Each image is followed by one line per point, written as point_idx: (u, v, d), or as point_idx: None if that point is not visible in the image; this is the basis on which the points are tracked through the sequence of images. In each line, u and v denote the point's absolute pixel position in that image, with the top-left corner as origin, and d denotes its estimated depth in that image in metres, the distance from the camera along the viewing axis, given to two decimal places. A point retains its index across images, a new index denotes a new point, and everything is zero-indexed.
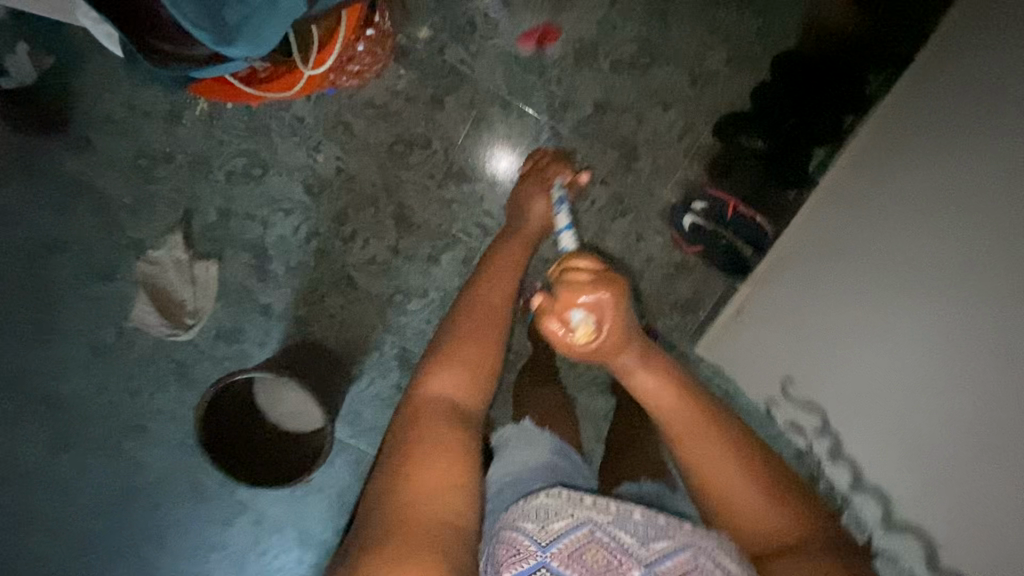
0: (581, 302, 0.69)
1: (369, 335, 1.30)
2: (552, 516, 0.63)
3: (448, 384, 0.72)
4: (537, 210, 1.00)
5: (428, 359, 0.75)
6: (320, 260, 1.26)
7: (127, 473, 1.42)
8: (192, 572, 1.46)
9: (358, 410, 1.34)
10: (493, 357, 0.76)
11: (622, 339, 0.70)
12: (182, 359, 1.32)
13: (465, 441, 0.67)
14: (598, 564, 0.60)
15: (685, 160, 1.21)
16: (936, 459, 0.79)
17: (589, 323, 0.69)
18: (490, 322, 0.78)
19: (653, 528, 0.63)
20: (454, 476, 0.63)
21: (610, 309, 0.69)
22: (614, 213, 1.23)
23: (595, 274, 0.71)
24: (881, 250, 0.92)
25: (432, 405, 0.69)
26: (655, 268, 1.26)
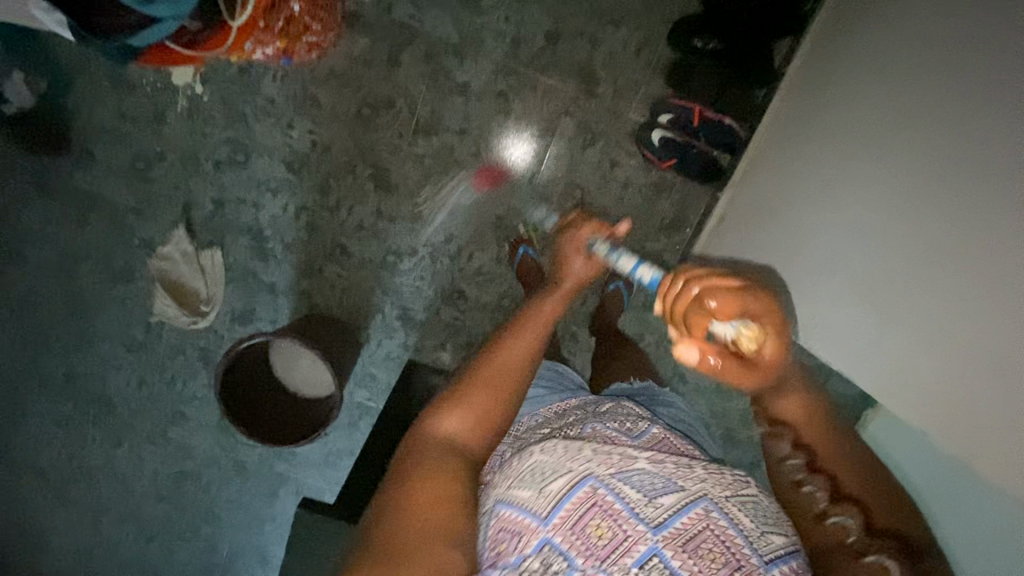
0: (736, 317, 0.58)
1: (370, 298, 1.37)
2: (550, 478, 0.62)
3: (451, 430, 0.65)
4: (575, 266, 0.86)
5: (438, 400, 0.69)
6: (312, 233, 1.33)
7: (177, 458, 1.54)
8: (250, 540, 1.59)
9: (372, 372, 1.42)
10: (506, 409, 0.69)
11: (787, 355, 0.60)
12: (206, 345, 1.43)
13: (458, 490, 0.60)
14: (601, 531, 0.58)
15: (644, 77, 1.21)
16: (921, 329, 0.75)
17: (748, 339, 0.58)
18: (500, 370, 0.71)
19: (658, 481, 0.62)
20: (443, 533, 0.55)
21: (779, 335, 0.59)
22: (583, 142, 1.25)
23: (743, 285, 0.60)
24: (856, 133, 0.88)
25: (431, 451, 0.63)
26: (634, 191, 1.26)
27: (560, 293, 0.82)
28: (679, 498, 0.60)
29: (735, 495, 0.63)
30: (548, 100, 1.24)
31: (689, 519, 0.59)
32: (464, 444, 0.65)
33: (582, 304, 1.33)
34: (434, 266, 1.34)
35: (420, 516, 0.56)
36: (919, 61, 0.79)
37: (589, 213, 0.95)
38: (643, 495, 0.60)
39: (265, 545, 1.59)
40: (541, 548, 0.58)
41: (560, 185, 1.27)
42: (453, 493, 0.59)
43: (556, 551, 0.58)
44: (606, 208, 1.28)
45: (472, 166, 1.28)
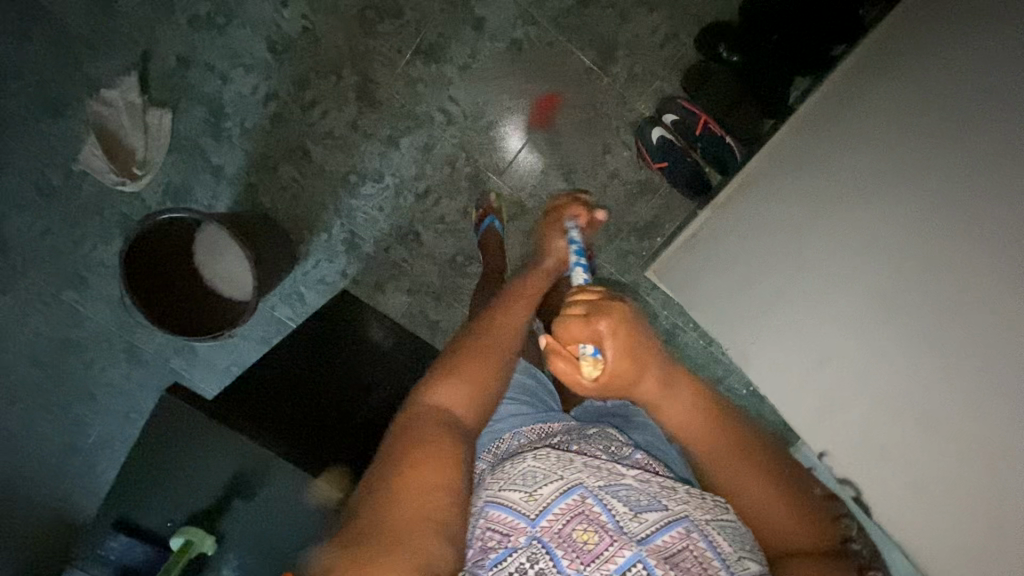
0: (586, 336, 0.61)
1: (320, 213, 1.28)
2: (541, 482, 0.62)
3: (445, 399, 0.66)
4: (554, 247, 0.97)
5: (434, 367, 0.70)
6: (277, 125, 1.23)
7: (63, 324, 1.41)
8: (122, 433, 1.47)
9: (302, 292, 1.34)
10: (496, 378, 0.71)
11: (632, 364, 0.63)
12: (128, 212, 1.30)
13: (451, 446, 0.61)
14: (587, 536, 0.58)
15: (662, 71, 1.17)
16: (898, 451, 0.84)
17: (596, 355, 0.62)
18: (487, 348, 0.73)
19: (645, 498, 0.62)
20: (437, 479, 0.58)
21: (612, 336, 0.61)
22: (583, 118, 1.20)
23: (591, 305, 0.63)
24: (869, 314, 0.85)
25: (420, 417, 0.64)
26: (618, 184, 1.22)
27: (538, 275, 0.90)
28: (664, 514, 0.60)
29: (716, 518, 0.63)
30: (560, 63, 1.18)
31: (672, 536, 0.59)
32: (456, 416, 0.66)
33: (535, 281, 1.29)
34: (396, 200, 1.27)
35: (411, 466, 0.58)
36: (937, 217, 0.78)
37: (574, 201, 1.08)
38: (631, 509, 0.60)
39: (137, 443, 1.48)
40: (525, 548, 0.58)
41: (547, 155, 1.22)
42: (443, 453, 0.60)
43: (542, 553, 0.58)
44: (586, 193, 1.23)
45: (464, 106, 1.20)
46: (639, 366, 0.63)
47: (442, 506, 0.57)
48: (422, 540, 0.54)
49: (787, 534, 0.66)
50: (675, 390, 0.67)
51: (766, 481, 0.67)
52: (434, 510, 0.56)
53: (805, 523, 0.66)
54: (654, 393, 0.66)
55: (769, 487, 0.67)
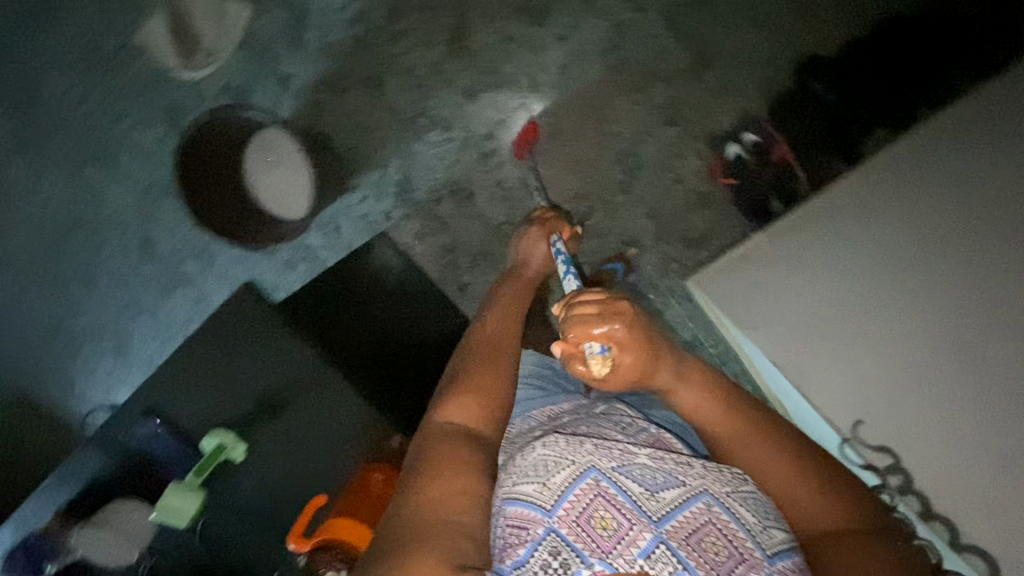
0: (598, 330, 0.63)
1: (378, 150, 1.25)
2: (552, 470, 0.64)
3: (455, 415, 0.67)
4: (539, 254, 0.97)
5: (444, 389, 0.71)
6: (357, 49, 1.19)
7: (79, 201, 1.33)
8: (115, 323, 1.43)
9: (338, 224, 1.30)
10: (505, 389, 0.71)
11: (646, 362, 0.65)
12: (179, 101, 1.26)
13: (467, 459, 0.62)
14: (605, 522, 0.60)
15: (754, 91, 1.17)
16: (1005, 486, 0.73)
17: (608, 350, 0.63)
18: (492, 358, 0.73)
19: (661, 476, 0.64)
20: (459, 492, 0.59)
21: (630, 331, 0.63)
22: (664, 118, 1.20)
23: (602, 303, 0.65)
24: (957, 354, 0.79)
25: (437, 435, 0.65)
26: (679, 191, 1.24)
27: (521, 285, 0.91)
28: (680, 493, 0.63)
29: (736, 491, 0.64)
30: (656, 58, 1.17)
31: (691, 513, 0.61)
32: (474, 428, 0.66)
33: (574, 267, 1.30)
34: (459, 154, 1.25)
35: (428, 481, 0.59)
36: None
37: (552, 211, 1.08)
38: (647, 490, 0.62)
39: (129, 337, 1.44)
40: (547, 535, 0.60)
41: (619, 144, 1.23)
42: (461, 463, 0.61)
43: (564, 543, 0.59)
44: (647, 191, 1.25)
45: (550, 77, 1.19)
46: (651, 359, 0.65)
47: (468, 506, 0.58)
48: (443, 544, 0.54)
49: (831, 524, 0.61)
50: (687, 371, 0.69)
51: (795, 470, 0.64)
52: (463, 516, 0.57)
53: (837, 501, 0.62)
54: (670, 382, 0.68)
55: (792, 456, 0.65)
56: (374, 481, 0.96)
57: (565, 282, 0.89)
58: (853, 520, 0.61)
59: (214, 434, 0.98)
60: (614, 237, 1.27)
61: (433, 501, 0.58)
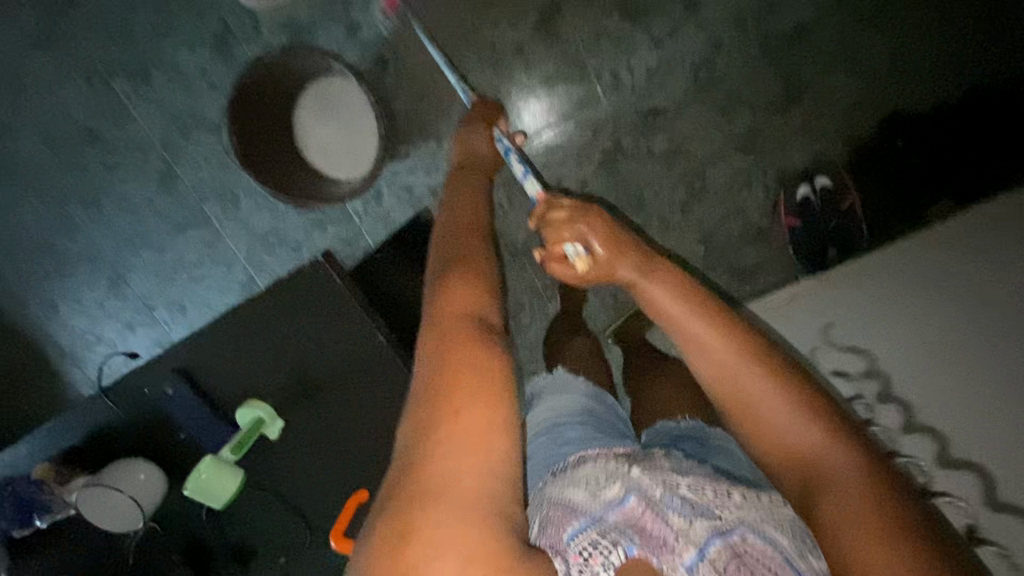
0: (570, 234, 0.63)
1: (438, 122, 1.18)
2: (604, 484, 0.53)
3: (453, 308, 0.53)
4: (486, 149, 0.81)
5: (428, 287, 0.56)
6: (438, 12, 1.12)
7: (101, 115, 1.23)
8: (114, 254, 1.32)
9: (379, 193, 1.23)
10: (492, 278, 0.58)
11: (610, 255, 0.63)
12: (231, 28, 1.15)
13: (487, 369, 0.48)
14: (649, 534, 0.50)
15: (834, 137, 1.15)
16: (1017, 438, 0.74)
17: (585, 251, 0.62)
18: (474, 252, 0.60)
19: (697, 502, 0.52)
20: (488, 428, 0.45)
21: (595, 228, 0.63)
22: (739, 145, 1.17)
23: (575, 206, 0.64)
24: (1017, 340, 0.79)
25: (442, 333, 0.51)
26: (737, 222, 1.21)
27: (471, 174, 0.77)
28: (715, 522, 0.50)
29: (775, 517, 0.52)
30: (744, 83, 1.14)
31: (726, 543, 0.48)
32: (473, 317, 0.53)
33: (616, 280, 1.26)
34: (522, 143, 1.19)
35: (442, 417, 0.45)
36: None
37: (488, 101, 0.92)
38: (688, 514, 0.51)
39: (126, 271, 1.33)
40: (586, 541, 0.49)
41: (689, 164, 1.18)
42: (472, 373, 0.48)
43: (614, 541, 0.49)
44: (705, 216, 1.22)
45: (634, 81, 1.14)
46: (615, 253, 0.63)
47: (485, 446, 0.45)
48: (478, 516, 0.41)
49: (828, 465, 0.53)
50: (650, 266, 0.63)
51: (790, 404, 0.56)
52: (485, 450, 0.45)
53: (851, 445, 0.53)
54: (636, 278, 0.63)
55: (790, 392, 0.56)
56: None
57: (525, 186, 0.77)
58: (830, 462, 0.53)
59: (259, 406, 0.83)
60: None
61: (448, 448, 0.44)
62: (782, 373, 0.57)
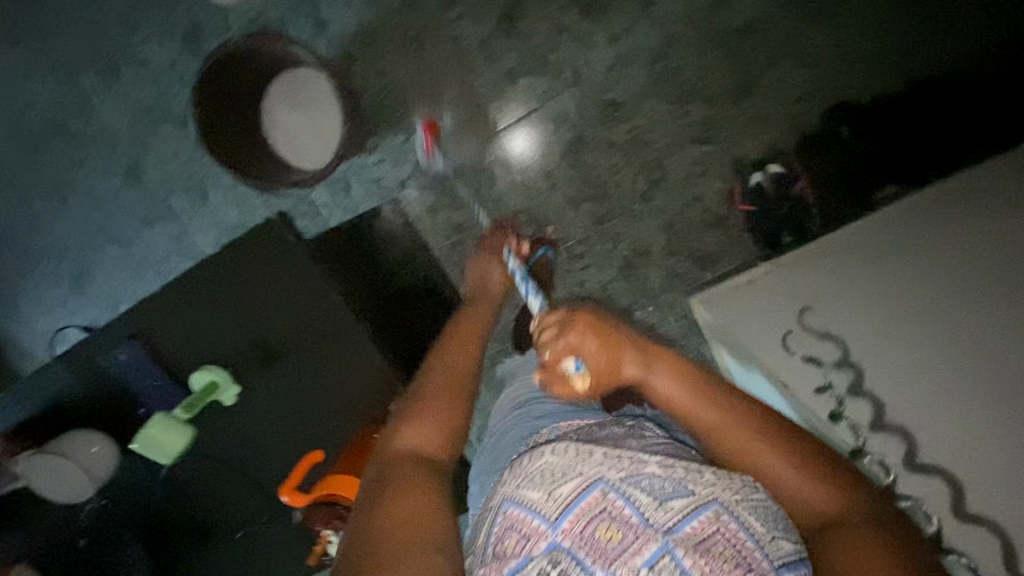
0: (567, 355, 0.66)
1: (405, 113, 1.21)
2: (560, 481, 0.60)
3: (417, 439, 0.65)
4: (490, 275, 0.90)
5: (398, 411, 0.69)
6: (404, 9, 1.18)
7: (72, 109, 1.25)
8: (79, 249, 1.30)
9: (349, 183, 1.26)
10: (461, 413, 0.68)
11: (608, 360, 0.65)
12: (203, 24, 1.19)
13: (424, 483, 0.60)
14: (611, 533, 0.57)
15: (784, 126, 1.21)
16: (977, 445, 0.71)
17: (582, 369, 0.65)
18: (444, 387, 0.69)
19: (668, 483, 0.59)
20: (420, 511, 0.57)
21: (582, 336, 0.65)
22: (696, 135, 1.22)
23: (561, 319, 0.67)
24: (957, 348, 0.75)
25: (393, 468, 0.62)
26: (697, 209, 1.26)
27: (485, 304, 0.85)
28: (689, 501, 0.57)
29: (748, 499, 0.58)
30: (698, 76, 1.20)
31: (703, 520, 0.56)
32: (425, 453, 0.64)
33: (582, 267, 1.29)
34: (488, 132, 1.22)
35: (387, 509, 0.57)
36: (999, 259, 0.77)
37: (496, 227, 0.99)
38: (654, 498, 0.58)
39: (90, 266, 1.31)
40: (549, 550, 0.57)
41: (648, 155, 1.23)
42: (417, 491, 0.59)
43: (568, 555, 0.56)
44: (666, 205, 1.26)
45: (593, 74, 1.19)
46: (609, 348, 0.65)
47: (428, 518, 0.56)
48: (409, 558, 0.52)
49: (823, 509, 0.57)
50: (652, 361, 0.65)
51: (781, 452, 0.59)
52: (418, 532, 0.54)
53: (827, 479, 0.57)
54: (640, 372, 0.64)
55: (774, 442, 0.59)
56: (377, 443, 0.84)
57: (529, 302, 0.81)
58: (815, 509, 0.57)
59: (213, 369, 0.89)
60: (626, 244, 1.27)
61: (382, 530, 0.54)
62: (750, 412, 0.61)
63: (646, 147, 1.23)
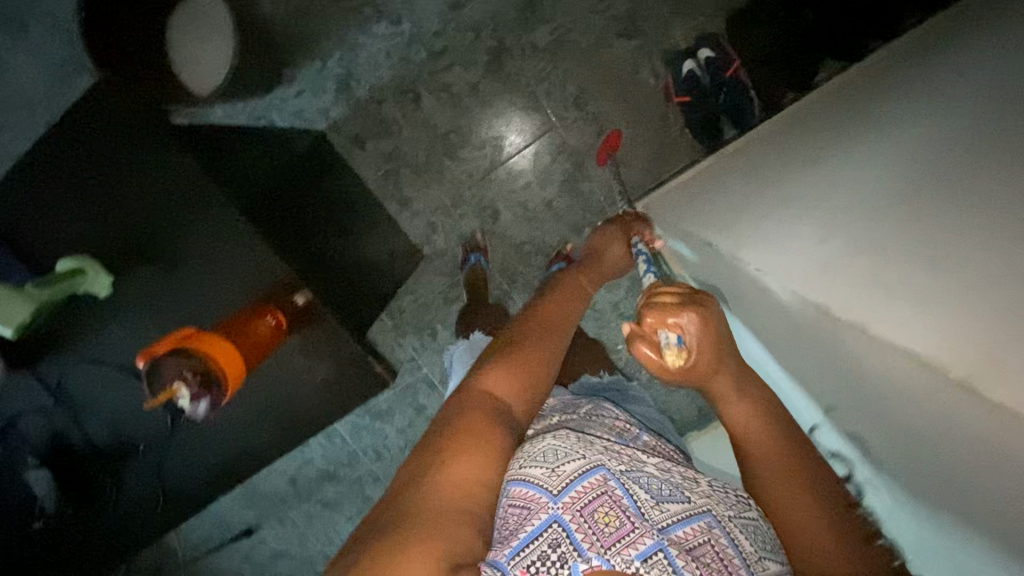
0: (673, 322, 0.50)
1: (321, 38, 1.18)
2: (563, 459, 0.54)
3: (492, 386, 0.53)
4: (612, 254, 0.80)
5: (488, 354, 0.57)
6: None
7: None
8: None
9: (270, 120, 1.21)
10: (546, 376, 0.56)
11: (715, 354, 0.51)
12: None
13: (493, 434, 0.49)
14: (609, 518, 0.50)
15: (710, 10, 1.18)
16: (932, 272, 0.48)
17: (685, 347, 0.50)
18: (539, 340, 0.58)
19: (663, 486, 0.55)
20: (481, 475, 0.46)
21: (704, 324, 0.50)
22: (621, 31, 1.18)
23: (685, 294, 0.52)
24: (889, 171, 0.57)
25: (472, 405, 0.51)
26: (634, 110, 1.21)
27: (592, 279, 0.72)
28: (684, 506, 0.54)
29: (738, 516, 0.56)
30: None
31: (691, 529, 0.52)
32: (508, 408, 0.52)
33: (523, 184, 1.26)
34: (409, 50, 1.19)
35: (455, 449, 0.47)
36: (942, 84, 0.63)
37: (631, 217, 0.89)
38: (653, 497, 0.53)
39: None
40: (546, 527, 0.50)
41: (574, 56, 1.20)
42: (485, 431, 0.49)
43: (566, 535, 0.49)
44: (601, 108, 1.21)
45: None
46: (722, 355, 0.52)
47: (476, 493, 0.45)
48: (451, 532, 0.41)
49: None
50: (748, 386, 0.55)
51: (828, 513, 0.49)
52: (468, 501, 0.44)
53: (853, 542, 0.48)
54: (735, 379, 0.54)
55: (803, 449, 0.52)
56: (259, 324, 0.67)
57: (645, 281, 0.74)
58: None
59: (74, 258, 0.69)
60: (565, 155, 1.24)
61: (444, 480, 0.45)
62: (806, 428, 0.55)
63: (573, 49, 1.19)
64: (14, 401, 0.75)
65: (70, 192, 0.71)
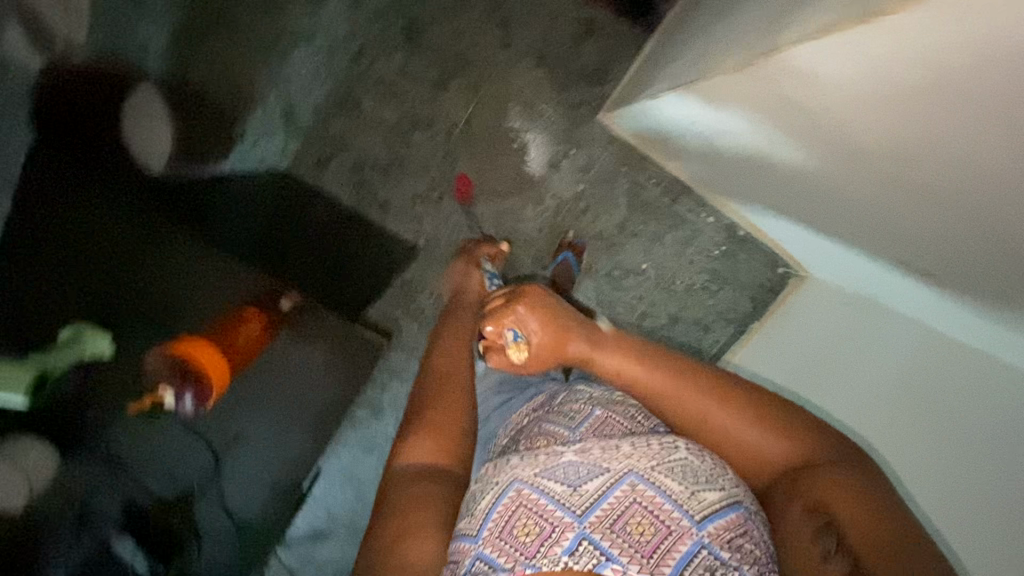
0: (512, 319, 0.67)
1: None
2: (478, 500, 0.57)
3: (414, 456, 0.63)
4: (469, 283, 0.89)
5: (405, 427, 0.66)
6: None
7: None
8: None
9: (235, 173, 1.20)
10: (458, 426, 0.65)
11: (550, 332, 0.66)
12: None
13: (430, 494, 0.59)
14: (528, 529, 0.52)
15: None
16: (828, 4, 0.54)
17: (523, 338, 0.67)
18: (453, 382, 0.68)
19: (582, 467, 0.54)
20: (420, 527, 0.56)
21: (531, 313, 0.67)
22: None
23: (508, 294, 0.70)
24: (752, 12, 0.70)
25: (400, 484, 0.61)
26: (562, 26, 1.22)
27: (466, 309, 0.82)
28: (604, 480, 0.53)
29: (664, 462, 0.54)
30: None
31: (613, 501, 0.52)
32: (436, 467, 0.62)
33: (489, 142, 1.25)
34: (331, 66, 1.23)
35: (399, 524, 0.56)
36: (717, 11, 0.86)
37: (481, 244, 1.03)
38: (568, 485, 0.53)
39: None
40: (473, 566, 0.53)
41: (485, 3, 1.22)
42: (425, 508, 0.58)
43: (488, 565, 0.52)
44: (532, 40, 1.23)
45: None
46: (559, 327, 0.67)
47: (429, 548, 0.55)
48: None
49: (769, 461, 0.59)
50: (599, 337, 0.66)
51: (761, 424, 0.59)
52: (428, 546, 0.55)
53: (775, 431, 0.59)
54: (584, 351, 0.66)
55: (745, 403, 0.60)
56: (243, 330, 0.79)
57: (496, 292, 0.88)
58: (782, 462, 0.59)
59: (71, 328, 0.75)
60: (514, 99, 1.23)
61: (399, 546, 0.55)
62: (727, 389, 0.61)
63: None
64: (71, 491, 0.70)
65: (59, 243, 0.79)
